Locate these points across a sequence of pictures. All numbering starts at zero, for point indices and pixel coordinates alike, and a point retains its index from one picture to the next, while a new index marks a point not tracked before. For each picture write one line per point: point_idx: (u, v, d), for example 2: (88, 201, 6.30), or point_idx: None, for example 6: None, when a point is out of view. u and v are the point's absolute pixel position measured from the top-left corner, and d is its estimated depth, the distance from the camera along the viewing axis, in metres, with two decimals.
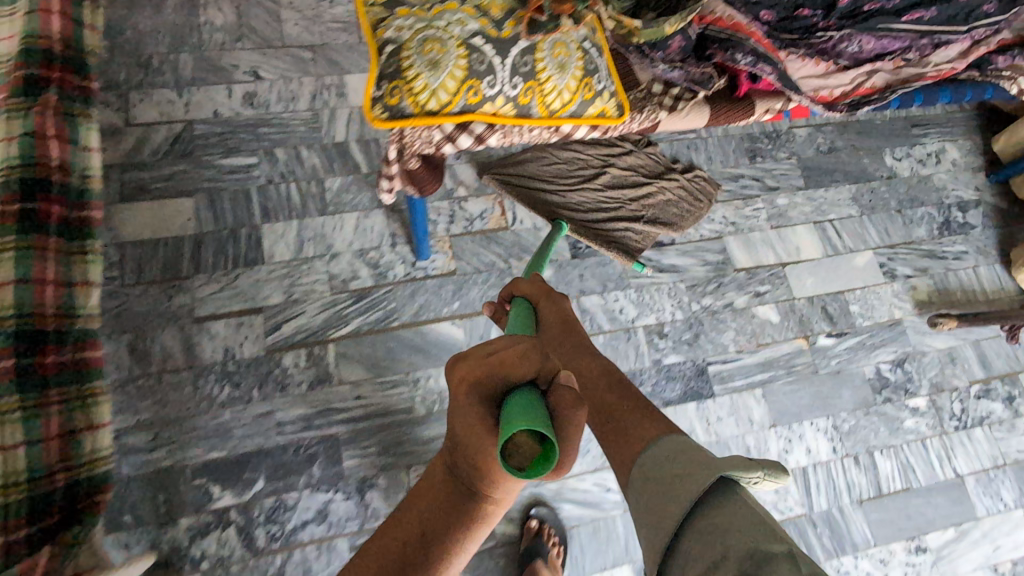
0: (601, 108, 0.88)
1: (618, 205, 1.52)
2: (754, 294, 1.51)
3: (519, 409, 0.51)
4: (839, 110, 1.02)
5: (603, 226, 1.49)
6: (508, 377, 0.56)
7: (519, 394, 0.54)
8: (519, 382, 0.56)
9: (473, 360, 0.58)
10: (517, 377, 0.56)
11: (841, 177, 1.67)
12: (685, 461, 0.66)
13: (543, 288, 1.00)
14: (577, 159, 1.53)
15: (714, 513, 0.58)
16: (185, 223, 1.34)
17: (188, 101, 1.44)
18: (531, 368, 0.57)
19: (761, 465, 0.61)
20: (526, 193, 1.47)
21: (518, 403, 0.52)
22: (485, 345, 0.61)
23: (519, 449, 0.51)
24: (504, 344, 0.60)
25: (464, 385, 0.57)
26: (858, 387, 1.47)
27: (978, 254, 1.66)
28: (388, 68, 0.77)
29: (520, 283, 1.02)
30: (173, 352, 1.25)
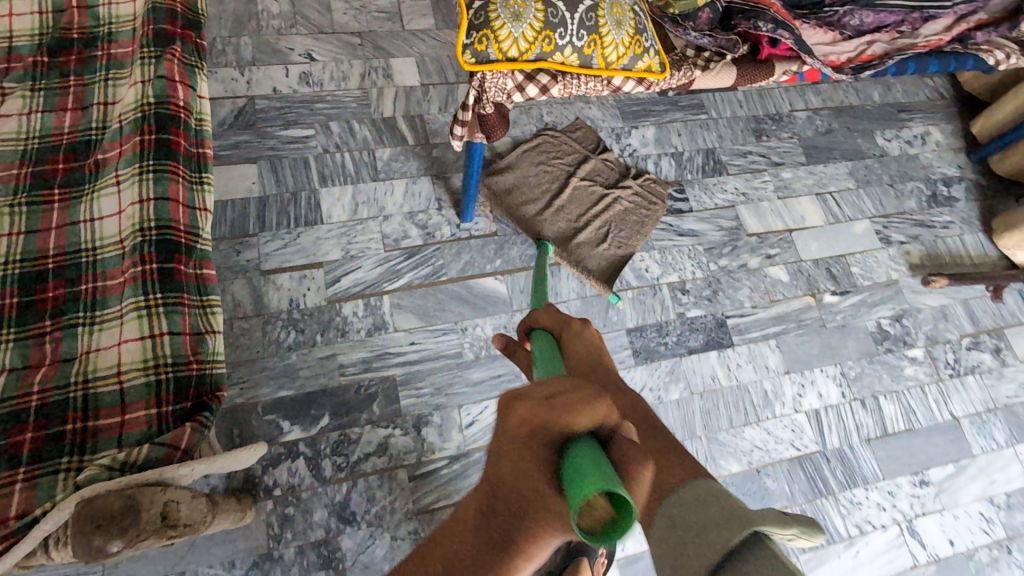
0: (647, 64, 1.05)
1: (584, 219, 1.60)
2: (766, 256, 1.66)
3: (589, 466, 0.41)
4: (845, 74, 1.19)
5: (574, 243, 1.57)
6: (567, 425, 0.46)
7: (585, 447, 0.44)
8: (580, 433, 0.46)
9: (532, 401, 0.48)
10: (577, 426, 0.46)
11: (838, 155, 1.84)
12: (711, 512, 0.49)
13: (567, 316, 0.84)
14: (543, 173, 1.62)
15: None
16: (249, 187, 1.46)
17: (249, 79, 1.57)
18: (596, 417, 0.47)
19: (795, 521, 0.47)
20: (502, 211, 1.56)
21: (584, 458, 0.43)
22: (540, 384, 0.52)
23: (589, 514, 0.41)
24: (561, 386, 0.50)
25: (516, 431, 0.47)
26: (862, 339, 1.62)
27: (963, 224, 1.83)
28: (478, 20, 0.93)
29: (540, 314, 0.86)
30: (243, 301, 1.35)
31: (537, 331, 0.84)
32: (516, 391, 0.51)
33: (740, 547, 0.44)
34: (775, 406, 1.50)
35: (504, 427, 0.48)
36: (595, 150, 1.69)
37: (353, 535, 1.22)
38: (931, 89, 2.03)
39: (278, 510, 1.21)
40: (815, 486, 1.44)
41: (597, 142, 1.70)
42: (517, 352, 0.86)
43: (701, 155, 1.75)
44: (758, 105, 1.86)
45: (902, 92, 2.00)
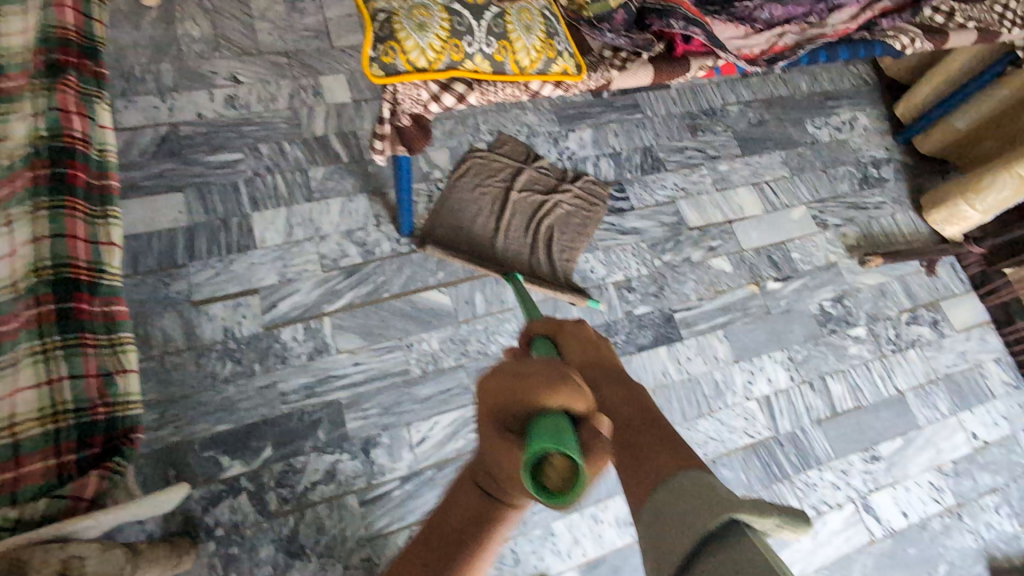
0: (563, 66, 1.04)
1: (530, 229, 1.60)
2: (708, 248, 1.69)
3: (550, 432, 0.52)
4: (760, 66, 1.22)
5: (534, 262, 1.55)
6: (537, 402, 0.56)
7: (549, 416, 0.54)
8: (545, 409, 0.55)
9: (508, 381, 0.59)
10: (544, 401, 0.55)
11: (771, 145, 1.89)
12: (700, 498, 0.51)
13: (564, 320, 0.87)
14: (482, 197, 1.60)
15: (718, 560, 0.45)
16: (176, 216, 1.41)
17: (172, 105, 1.53)
18: (563, 395, 0.56)
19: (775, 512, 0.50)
20: (456, 241, 1.53)
21: (546, 427, 0.53)
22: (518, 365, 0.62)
23: (551, 472, 0.53)
24: (535, 368, 0.60)
25: (493, 406, 0.59)
26: (806, 323, 1.65)
27: (895, 204, 1.90)
28: (382, 33, 0.90)
29: (534, 321, 0.89)
30: (174, 335, 1.30)
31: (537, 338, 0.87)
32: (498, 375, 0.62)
33: (719, 531, 0.47)
34: (727, 396, 1.52)
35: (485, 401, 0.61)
36: (528, 159, 1.69)
37: (303, 568, 1.18)
38: (855, 76, 2.10)
39: (221, 551, 1.16)
40: (771, 472, 1.46)
41: (527, 152, 1.70)
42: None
43: (639, 154, 1.78)
44: (691, 101, 1.89)
45: (829, 80, 2.06)
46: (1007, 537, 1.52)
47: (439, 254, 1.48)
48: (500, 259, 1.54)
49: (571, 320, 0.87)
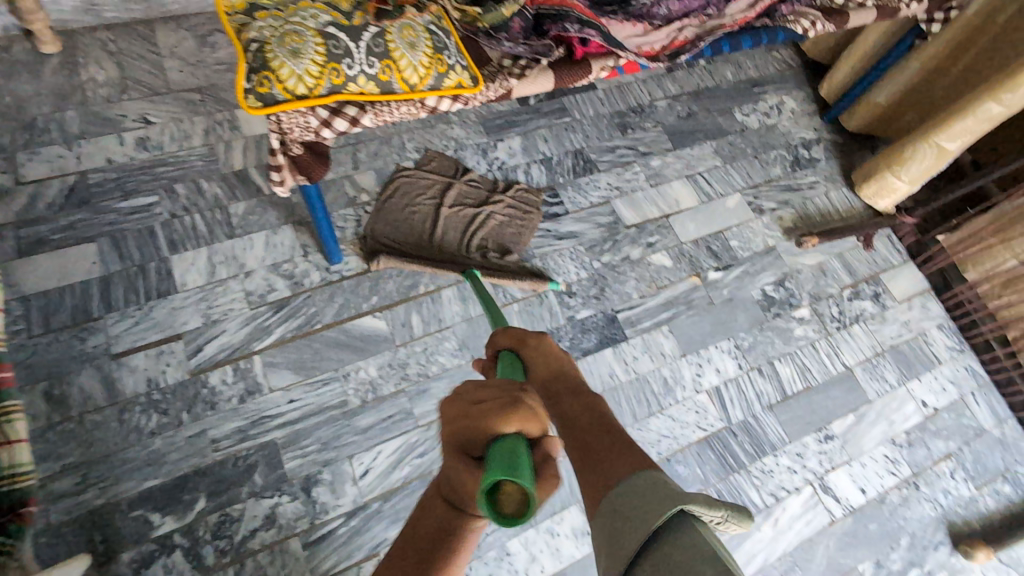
0: (457, 80, 1.02)
1: (464, 242, 1.57)
2: (647, 245, 1.68)
3: (502, 451, 0.52)
4: (662, 61, 1.22)
5: (487, 261, 1.55)
6: (491, 427, 0.55)
7: (504, 440, 0.54)
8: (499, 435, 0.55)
9: (465, 403, 0.60)
10: (498, 426, 0.55)
11: (702, 136, 1.90)
12: (656, 494, 0.50)
13: (527, 335, 0.87)
14: (413, 216, 1.57)
15: (667, 552, 0.44)
16: (90, 267, 1.36)
17: (79, 153, 1.48)
18: (516, 420, 0.56)
19: (721, 506, 0.50)
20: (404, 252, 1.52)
21: (501, 451, 0.52)
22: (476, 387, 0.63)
23: (506, 499, 0.51)
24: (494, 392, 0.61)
25: (452, 429, 0.59)
26: (750, 309, 1.65)
27: (827, 182, 1.92)
28: (256, 63, 0.88)
29: (500, 335, 0.90)
30: (93, 391, 1.24)
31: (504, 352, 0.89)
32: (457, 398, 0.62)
33: (670, 523, 0.47)
34: (676, 391, 1.50)
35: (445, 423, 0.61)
36: (456, 173, 1.66)
37: None
38: (779, 60, 2.12)
39: None
40: (726, 463, 1.45)
41: (455, 166, 1.68)
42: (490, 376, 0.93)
43: (570, 157, 1.77)
44: (619, 100, 1.89)
45: (754, 67, 2.08)
46: (965, 501, 1.53)
47: (395, 265, 1.48)
48: (456, 260, 1.53)
49: (533, 333, 0.87)
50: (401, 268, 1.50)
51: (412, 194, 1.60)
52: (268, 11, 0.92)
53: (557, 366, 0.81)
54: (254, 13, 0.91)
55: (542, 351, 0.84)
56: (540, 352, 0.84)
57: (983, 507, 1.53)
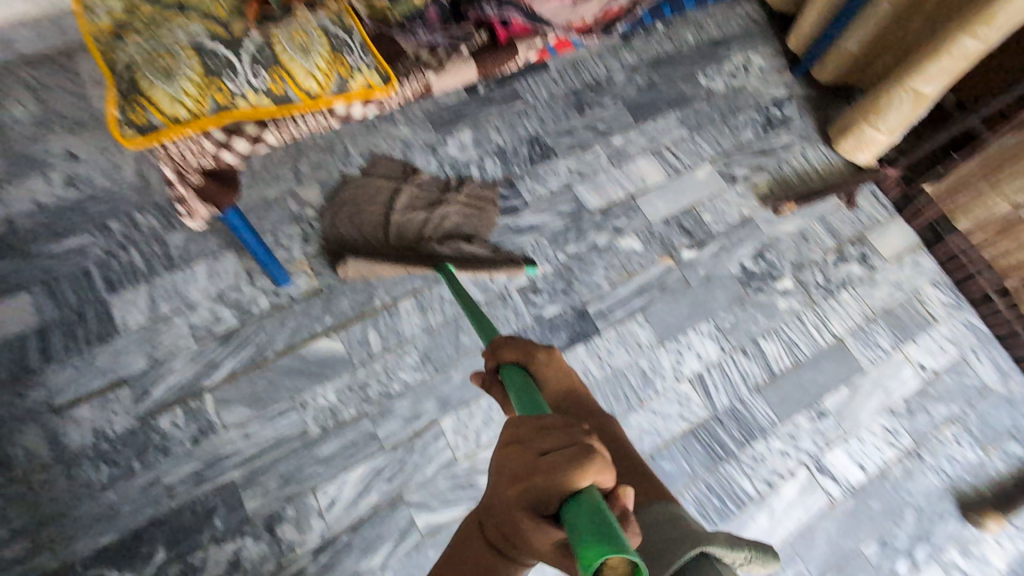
0: (365, 82, 0.93)
1: (418, 243, 1.45)
2: (613, 230, 1.59)
3: (586, 516, 0.50)
4: (595, 36, 1.14)
5: (457, 253, 1.44)
6: (564, 483, 0.54)
7: (584, 499, 0.52)
8: (572, 494, 0.54)
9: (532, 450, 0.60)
10: (576, 481, 0.54)
11: (665, 107, 1.79)
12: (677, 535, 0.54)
13: (535, 348, 0.87)
14: (363, 223, 1.46)
15: None
16: (24, 318, 1.29)
17: (5, 199, 1.41)
18: (593, 471, 0.54)
19: (745, 545, 0.51)
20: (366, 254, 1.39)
21: (584, 512, 0.51)
22: (533, 424, 0.64)
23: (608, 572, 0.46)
24: (554, 433, 0.62)
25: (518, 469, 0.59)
26: (729, 286, 1.56)
27: (803, 141, 1.80)
28: (125, 89, 0.79)
29: (503, 349, 0.88)
30: (37, 449, 1.19)
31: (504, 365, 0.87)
32: (515, 442, 0.62)
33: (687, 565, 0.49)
34: (656, 383, 1.42)
35: (506, 468, 0.60)
36: (405, 175, 1.56)
37: None
38: (743, 16, 1.99)
39: None
40: (714, 453, 1.37)
41: (403, 167, 1.58)
42: (490, 389, 0.88)
43: (525, 145, 1.67)
44: (573, 78, 1.78)
45: (716, 26, 1.95)
46: (972, 467, 1.45)
47: (359, 276, 1.40)
48: (428, 254, 1.43)
49: (541, 347, 0.87)
50: (370, 270, 1.38)
51: (362, 201, 1.50)
52: (137, 30, 0.82)
53: (566, 387, 0.86)
54: (122, 34, 0.81)
55: (551, 370, 0.87)
56: (548, 371, 0.87)
57: (992, 472, 1.45)
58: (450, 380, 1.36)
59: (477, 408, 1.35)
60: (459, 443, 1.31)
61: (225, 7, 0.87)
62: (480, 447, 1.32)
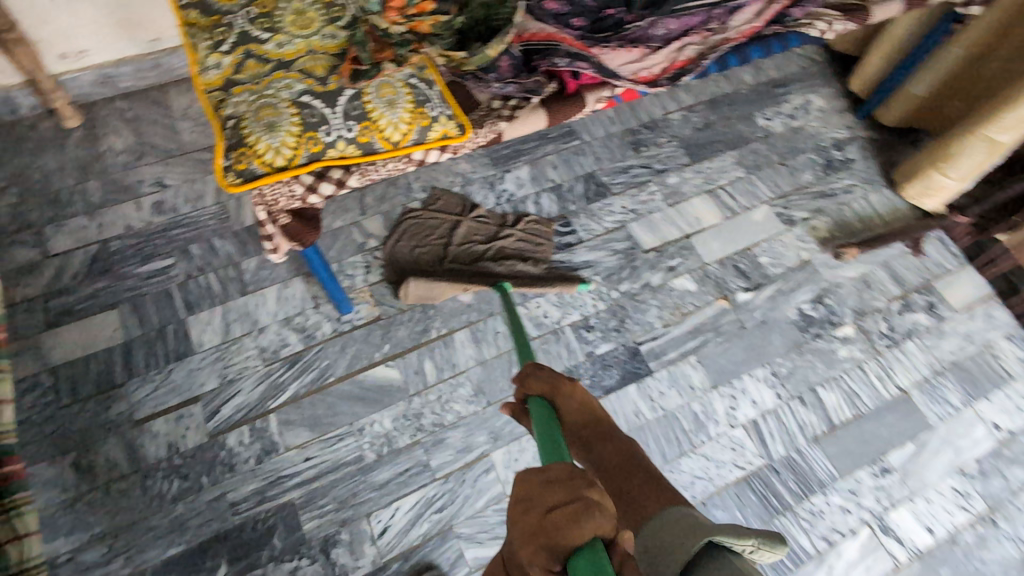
0: (442, 131, 0.98)
1: (475, 263, 1.51)
2: (668, 269, 1.59)
3: (590, 565, 0.53)
4: (663, 85, 1.14)
5: (512, 272, 1.49)
6: (571, 539, 0.55)
7: (585, 554, 0.54)
8: (576, 547, 0.55)
9: (537, 506, 0.59)
10: (575, 536, 0.55)
11: (721, 146, 1.79)
12: (683, 526, 0.67)
13: (560, 381, 0.87)
14: (422, 254, 1.52)
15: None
16: (112, 334, 1.39)
17: (101, 222, 1.53)
18: (592, 526, 0.55)
19: (751, 534, 0.63)
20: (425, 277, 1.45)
21: (588, 565, 0.53)
22: (538, 476, 0.62)
23: None
24: (562, 485, 0.60)
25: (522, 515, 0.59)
26: (786, 331, 1.53)
27: (865, 184, 1.77)
28: (232, 140, 0.87)
29: (531, 381, 0.87)
30: (118, 459, 1.27)
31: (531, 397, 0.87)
32: (523, 494, 0.61)
33: (703, 551, 0.62)
34: (709, 427, 1.40)
35: (513, 519, 0.60)
36: (464, 210, 1.61)
37: None
38: (803, 57, 1.98)
39: None
40: (769, 505, 1.33)
41: (462, 203, 1.62)
42: (521, 418, 0.89)
43: (581, 182, 1.69)
44: (630, 117, 1.81)
45: (775, 67, 1.95)
46: None
47: (418, 300, 1.46)
48: (484, 275, 1.48)
49: (566, 379, 0.87)
50: (429, 290, 1.44)
51: (422, 234, 1.55)
52: (243, 85, 0.90)
53: (592, 415, 0.86)
54: (231, 88, 0.89)
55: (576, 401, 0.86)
56: (573, 402, 0.86)
57: None
58: (502, 413, 1.38)
59: (528, 442, 1.36)
60: (509, 477, 1.33)
61: (321, 63, 0.94)
62: None
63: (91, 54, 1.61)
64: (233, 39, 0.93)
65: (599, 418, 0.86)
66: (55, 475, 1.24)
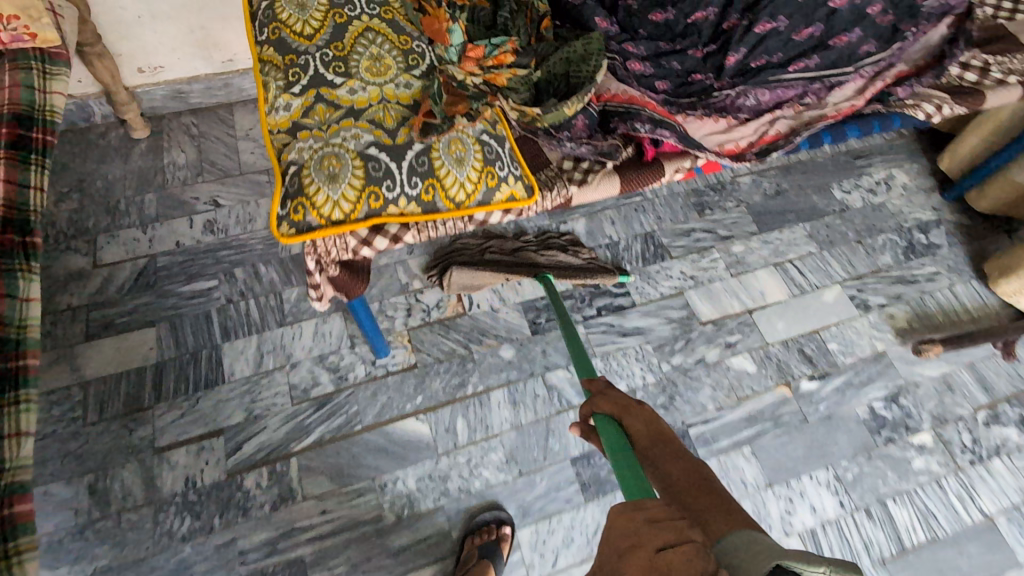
0: (509, 192, 0.91)
1: (518, 253, 1.50)
2: (725, 345, 1.47)
3: None
4: (749, 160, 1.05)
5: (555, 264, 1.50)
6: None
7: None
8: None
9: (644, 546, 0.56)
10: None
11: (793, 217, 1.67)
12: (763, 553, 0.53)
13: (627, 402, 0.83)
14: (465, 249, 1.49)
15: None
16: (147, 352, 1.37)
17: (153, 236, 1.53)
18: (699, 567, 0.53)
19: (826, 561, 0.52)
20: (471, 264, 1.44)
21: None
22: (639, 513, 0.61)
23: None
24: (667, 525, 0.58)
25: (623, 547, 0.58)
26: (855, 430, 1.38)
27: (951, 273, 1.62)
28: (292, 188, 0.82)
29: (598, 399, 0.85)
30: (133, 488, 1.22)
31: (599, 416, 0.84)
32: (625, 528, 0.59)
33: None
34: None
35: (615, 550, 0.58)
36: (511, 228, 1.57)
37: None
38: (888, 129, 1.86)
39: None
40: None
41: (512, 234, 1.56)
42: (590, 438, 0.87)
43: (639, 242, 1.61)
44: (696, 177, 1.72)
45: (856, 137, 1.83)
46: None
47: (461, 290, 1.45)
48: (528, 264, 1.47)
49: (636, 401, 0.83)
50: (472, 279, 1.44)
51: (467, 237, 1.52)
52: (310, 130, 0.85)
53: (660, 432, 0.78)
54: (297, 132, 0.85)
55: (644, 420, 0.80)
56: (641, 422, 0.80)
57: None
58: (534, 487, 1.28)
59: (559, 523, 1.26)
60: (534, 559, 1.22)
61: (392, 113, 0.88)
62: (557, 569, 1.22)
63: (166, 70, 1.63)
64: (306, 79, 0.88)
65: (668, 437, 0.77)
66: (70, 497, 1.20)
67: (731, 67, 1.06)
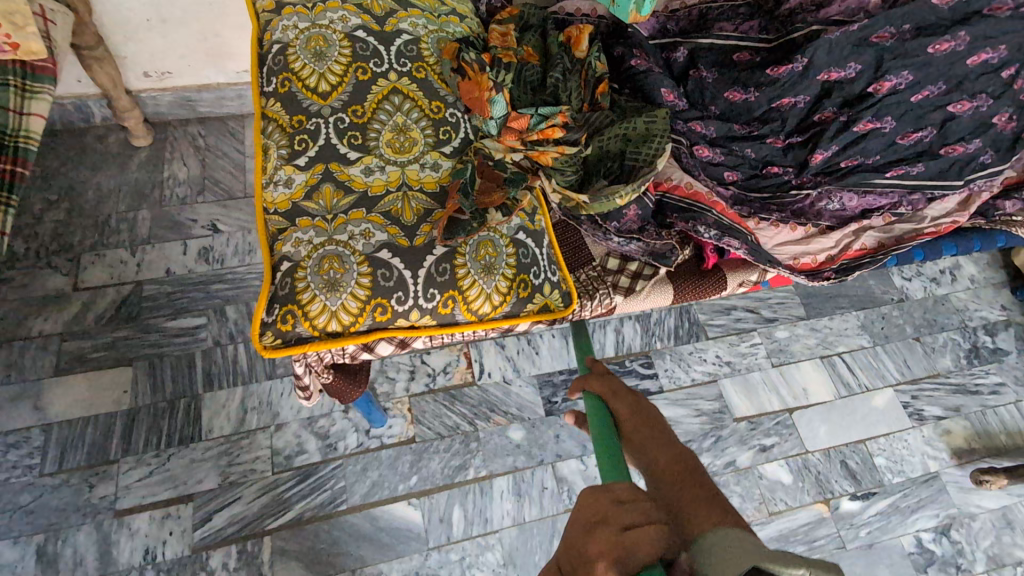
0: (543, 303, 0.75)
1: None
2: (760, 448, 1.31)
3: None
4: (827, 277, 0.91)
5: None
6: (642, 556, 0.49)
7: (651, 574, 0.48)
8: (645, 566, 0.49)
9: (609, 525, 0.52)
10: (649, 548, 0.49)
11: (846, 303, 1.50)
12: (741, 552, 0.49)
13: (618, 384, 0.76)
14: None
15: None
16: (120, 396, 1.24)
17: (141, 260, 1.39)
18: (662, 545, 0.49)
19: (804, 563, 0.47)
20: None
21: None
22: (606, 494, 0.56)
23: None
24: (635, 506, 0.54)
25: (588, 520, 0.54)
26: (897, 565, 1.23)
27: (1017, 385, 1.45)
28: (281, 291, 0.68)
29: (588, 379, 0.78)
30: (87, 556, 1.10)
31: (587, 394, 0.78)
32: (592, 508, 0.55)
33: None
34: None
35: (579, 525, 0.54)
36: None
37: None
38: None
39: None
40: None
41: None
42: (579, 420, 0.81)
43: (673, 316, 1.44)
44: None
45: None
46: None
47: None
48: None
49: (627, 387, 0.76)
50: None
51: None
52: (312, 218, 0.72)
53: (648, 418, 0.72)
54: (296, 218, 0.72)
55: (632, 406, 0.74)
56: (629, 405, 0.74)
57: None
58: None
59: None
60: None
61: (413, 204, 0.74)
62: None
63: (175, 77, 1.48)
64: (314, 150, 0.75)
65: (657, 423, 0.72)
66: (14, 561, 1.09)
67: (817, 164, 0.89)
